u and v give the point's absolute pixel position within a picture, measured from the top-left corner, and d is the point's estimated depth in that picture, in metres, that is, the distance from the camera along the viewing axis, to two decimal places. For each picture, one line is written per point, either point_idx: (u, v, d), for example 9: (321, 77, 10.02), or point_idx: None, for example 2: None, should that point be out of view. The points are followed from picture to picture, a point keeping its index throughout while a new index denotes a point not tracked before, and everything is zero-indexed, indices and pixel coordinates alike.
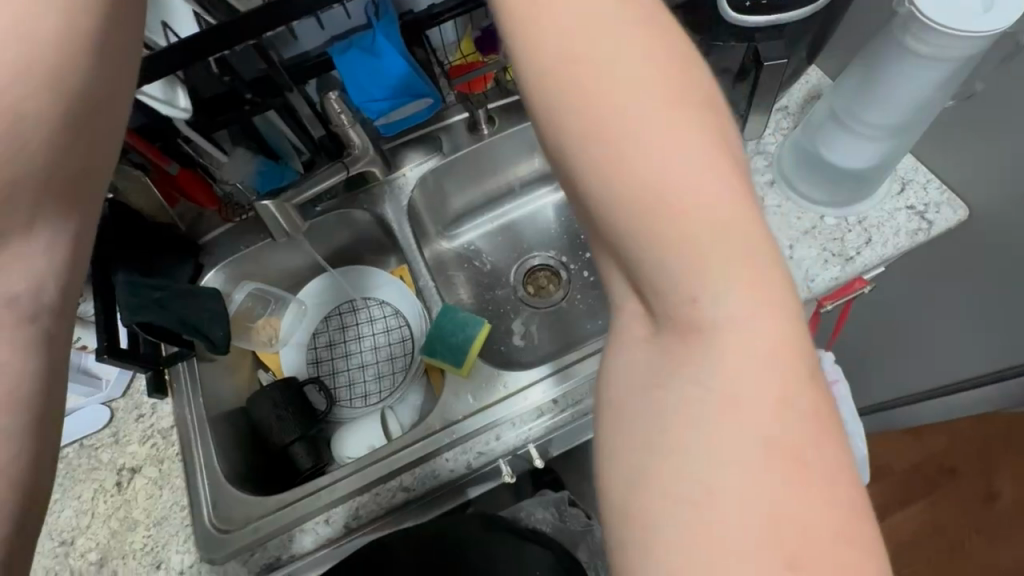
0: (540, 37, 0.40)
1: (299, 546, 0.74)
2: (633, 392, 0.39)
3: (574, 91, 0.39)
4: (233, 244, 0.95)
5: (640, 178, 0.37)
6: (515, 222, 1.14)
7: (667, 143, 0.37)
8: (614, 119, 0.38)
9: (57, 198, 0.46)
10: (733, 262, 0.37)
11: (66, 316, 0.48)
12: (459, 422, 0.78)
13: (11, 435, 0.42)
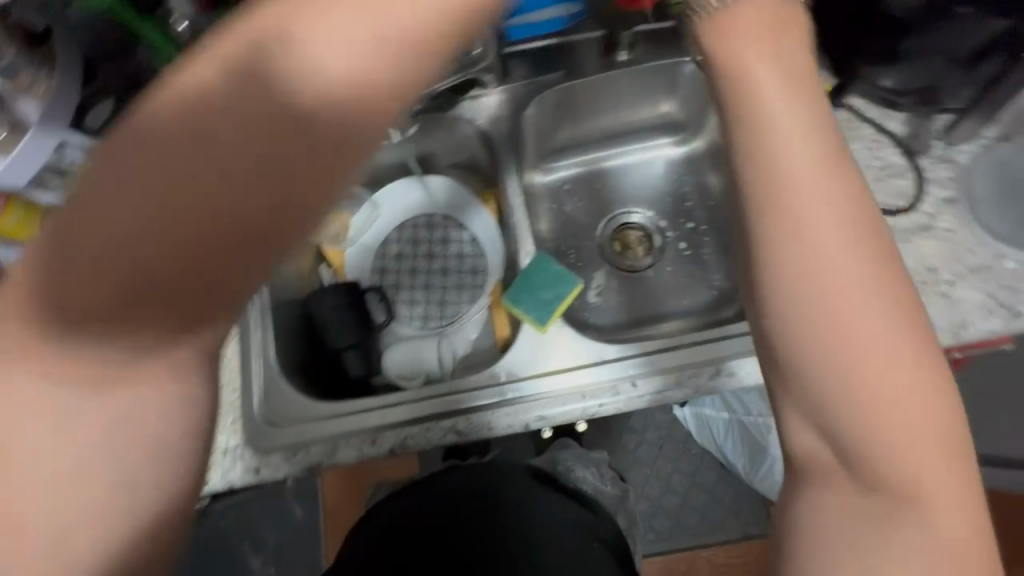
0: (781, 236, 0.46)
1: (342, 458, 0.72)
2: (839, 545, 0.44)
3: (814, 293, 0.45)
4: None
5: (857, 349, 0.44)
6: (617, 169, 1.03)
7: (881, 321, 0.44)
8: (848, 319, 0.44)
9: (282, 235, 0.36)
10: (934, 445, 0.43)
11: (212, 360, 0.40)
12: (526, 379, 0.73)
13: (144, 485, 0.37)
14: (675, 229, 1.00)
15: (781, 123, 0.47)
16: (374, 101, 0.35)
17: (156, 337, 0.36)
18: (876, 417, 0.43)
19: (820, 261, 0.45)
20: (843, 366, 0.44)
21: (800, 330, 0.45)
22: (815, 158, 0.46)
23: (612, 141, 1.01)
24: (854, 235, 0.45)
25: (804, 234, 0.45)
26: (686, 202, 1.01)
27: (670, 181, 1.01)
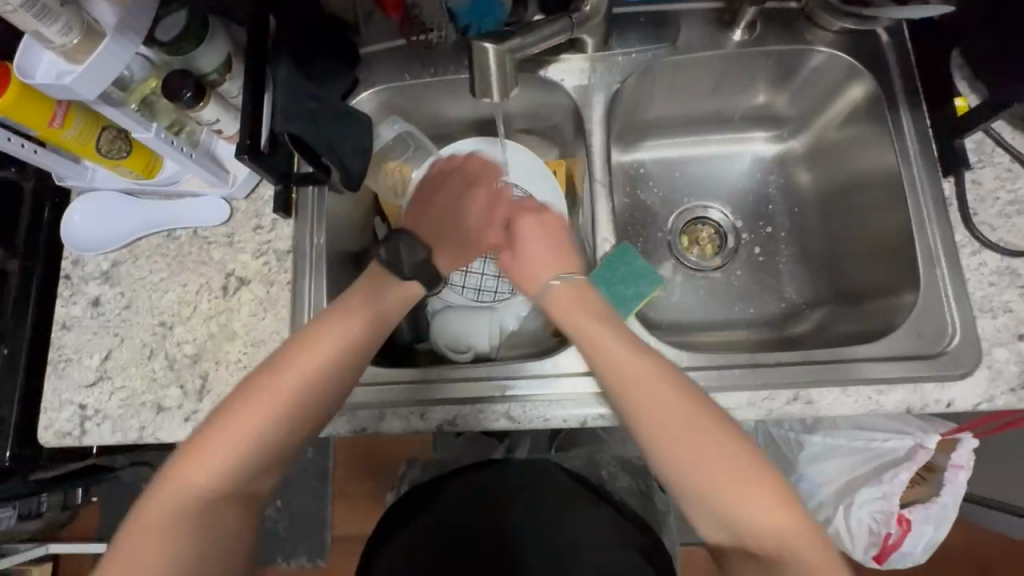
0: (634, 420, 0.59)
1: (387, 428, 0.70)
2: None
3: (655, 440, 0.58)
4: (397, 69, 0.81)
5: (715, 500, 0.56)
6: (699, 159, 0.95)
7: (726, 468, 0.56)
8: (679, 458, 0.57)
9: (290, 421, 0.58)
10: (782, 528, 0.54)
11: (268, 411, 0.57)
12: (587, 376, 0.70)
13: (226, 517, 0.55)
14: (752, 232, 0.93)
15: (606, 351, 0.61)
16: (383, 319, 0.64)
17: (229, 524, 0.56)
18: (746, 539, 0.55)
19: (647, 408, 0.58)
20: (684, 486, 0.57)
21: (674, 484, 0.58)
22: (630, 340, 0.62)
23: (701, 128, 0.93)
24: (696, 414, 0.57)
25: (652, 439, 0.58)
26: (768, 205, 0.93)
27: (756, 179, 0.94)
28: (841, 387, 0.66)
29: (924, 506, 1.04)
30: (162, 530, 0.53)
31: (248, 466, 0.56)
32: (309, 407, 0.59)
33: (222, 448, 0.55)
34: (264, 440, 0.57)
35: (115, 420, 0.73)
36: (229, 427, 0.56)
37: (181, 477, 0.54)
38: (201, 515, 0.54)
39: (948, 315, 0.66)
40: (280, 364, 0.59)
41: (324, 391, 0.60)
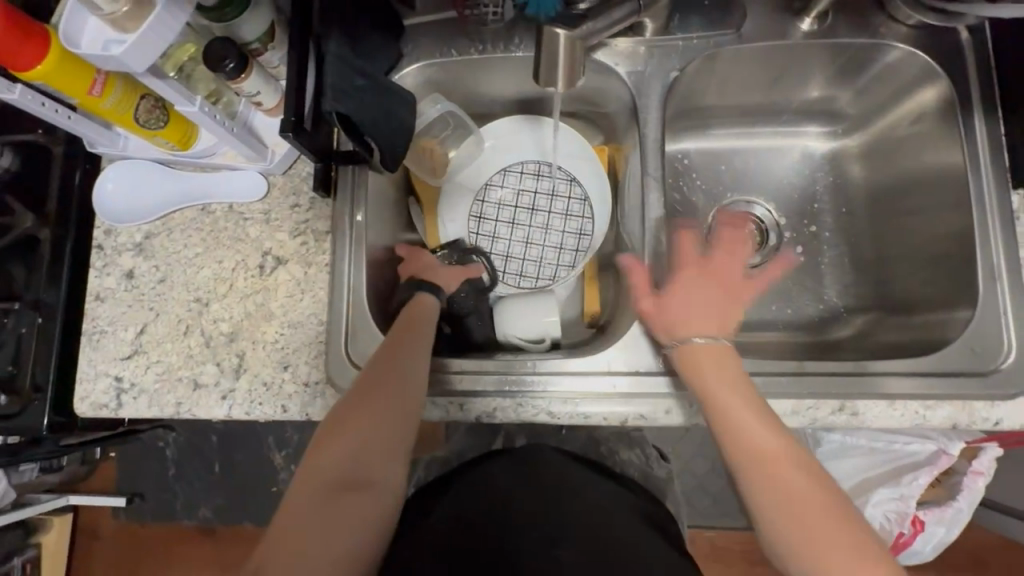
0: (750, 475, 0.58)
1: (426, 416, 0.70)
2: None
3: (772, 497, 0.56)
4: (442, 44, 0.77)
5: (798, 535, 0.55)
6: (747, 153, 0.92)
7: (828, 523, 0.54)
8: (800, 523, 0.55)
9: (390, 385, 0.60)
10: None
11: (368, 386, 0.60)
12: (629, 375, 0.70)
13: (351, 501, 0.54)
14: (795, 230, 0.90)
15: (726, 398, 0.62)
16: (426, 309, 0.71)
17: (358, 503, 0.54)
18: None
19: (773, 461, 0.58)
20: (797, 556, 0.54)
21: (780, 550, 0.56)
22: (748, 394, 0.62)
23: (753, 120, 0.90)
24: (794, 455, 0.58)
25: (767, 493, 0.57)
26: (814, 203, 0.91)
27: (803, 176, 0.91)
28: (888, 401, 0.65)
29: (939, 509, 1.05)
30: (299, 519, 0.52)
31: (371, 449, 0.57)
32: (417, 380, 0.61)
33: (344, 432, 0.57)
34: (382, 417, 0.58)
35: (151, 394, 0.73)
36: (353, 412, 0.58)
37: (314, 468, 0.55)
38: (335, 501, 0.53)
39: (1005, 333, 0.65)
40: (382, 354, 0.63)
41: (416, 356, 0.63)
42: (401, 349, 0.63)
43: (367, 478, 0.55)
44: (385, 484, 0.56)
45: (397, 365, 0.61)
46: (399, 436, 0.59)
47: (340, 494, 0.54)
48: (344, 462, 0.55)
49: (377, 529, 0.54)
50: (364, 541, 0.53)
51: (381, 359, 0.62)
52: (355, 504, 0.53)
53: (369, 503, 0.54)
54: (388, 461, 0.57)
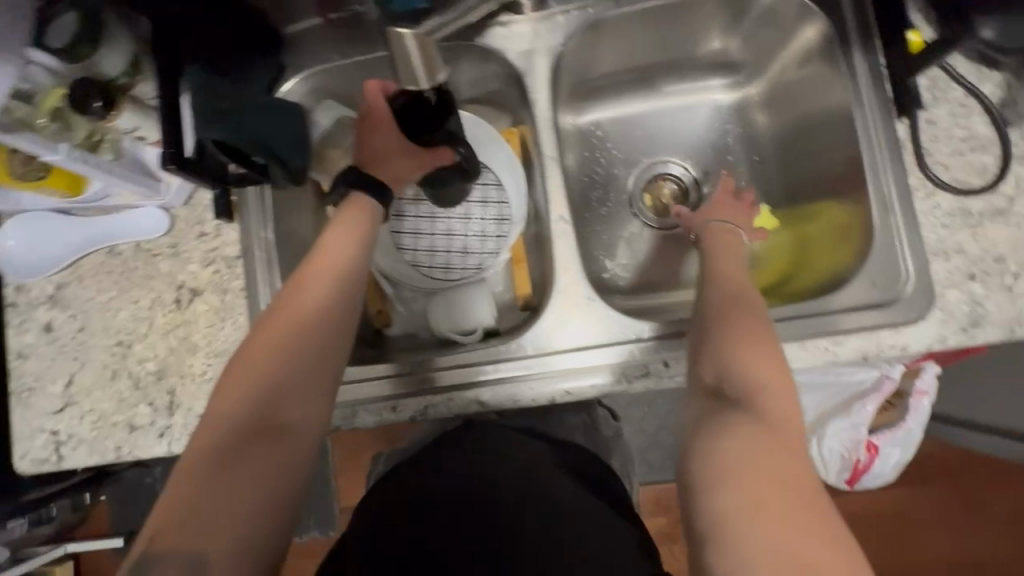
0: (715, 274, 0.67)
1: (362, 423, 0.71)
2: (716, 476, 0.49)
3: (729, 289, 0.64)
4: (325, 50, 0.77)
5: (729, 338, 0.59)
6: (656, 114, 0.92)
7: (759, 319, 0.60)
8: (746, 302, 0.62)
9: (305, 323, 0.59)
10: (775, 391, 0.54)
11: (285, 313, 0.59)
12: (554, 355, 0.71)
13: (258, 449, 0.53)
14: (713, 184, 0.91)
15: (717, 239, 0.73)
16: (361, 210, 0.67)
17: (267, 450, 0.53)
18: (728, 380, 0.56)
19: (731, 273, 0.67)
20: (730, 320, 0.61)
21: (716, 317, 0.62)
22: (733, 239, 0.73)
23: (655, 81, 0.90)
24: (753, 295, 0.63)
25: (724, 284, 0.65)
26: (728, 155, 0.91)
27: (714, 129, 0.92)
28: (799, 342, 0.67)
29: (890, 431, 1.09)
30: (203, 475, 0.50)
31: (280, 398, 0.56)
32: (332, 316, 0.60)
33: (252, 381, 0.55)
34: (294, 364, 0.57)
35: (90, 442, 0.73)
36: (258, 362, 0.56)
37: (217, 422, 0.54)
38: (244, 455, 0.52)
39: (902, 261, 0.67)
40: (289, 296, 0.60)
41: (330, 289, 0.61)
42: (319, 278, 0.62)
43: (280, 427, 0.55)
44: (298, 430, 0.56)
45: (308, 309, 0.59)
46: (315, 381, 0.58)
47: (249, 445, 0.53)
48: (254, 405, 0.55)
49: (295, 476, 0.55)
50: (280, 491, 0.53)
51: (299, 287, 0.61)
52: (266, 455, 0.53)
53: (284, 452, 0.54)
54: (302, 408, 0.57)
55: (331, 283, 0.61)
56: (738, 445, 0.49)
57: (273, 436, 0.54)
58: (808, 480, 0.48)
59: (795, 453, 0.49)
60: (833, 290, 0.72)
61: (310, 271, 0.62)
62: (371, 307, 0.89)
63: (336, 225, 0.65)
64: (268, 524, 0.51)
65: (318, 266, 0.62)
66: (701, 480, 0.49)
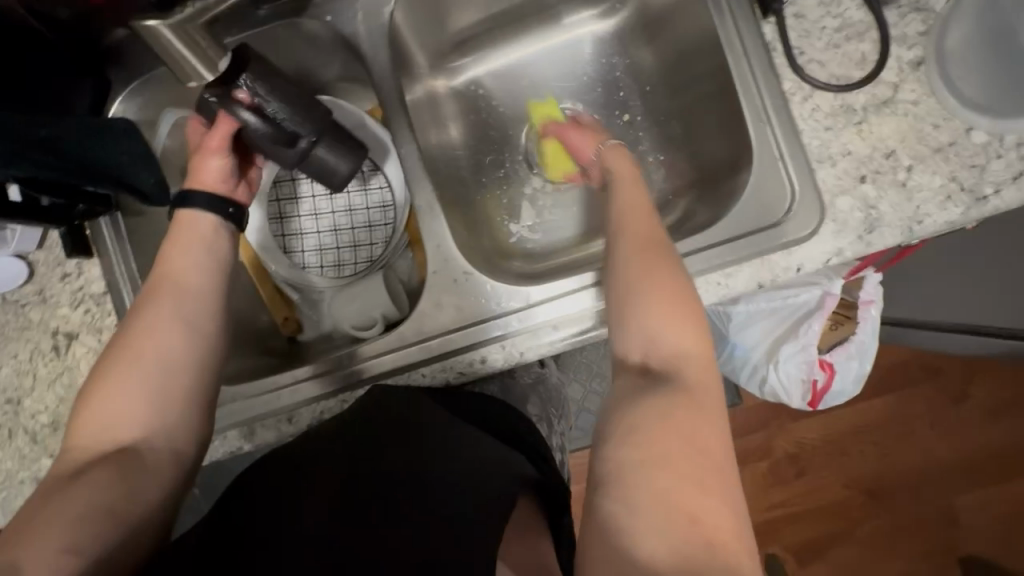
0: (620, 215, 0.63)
1: (260, 440, 0.69)
2: (631, 430, 0.48)
3: (636, 235, 0.60)
4: (148, 57, 0.71)
5: (643, 292, 0.55)
6: (536, 60, 0.86)
7: (670, 270, 0.57)
8: (660, 251, 0.58)
9: (158, 336, 0.55)
10: (682, 349, 0.53)
11: (134, 327, 0.55)
12: (441, 338, 0.68)
13: (114, 466, 0.49)
14: (609, 125, 0.86)
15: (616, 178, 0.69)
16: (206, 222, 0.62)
17: (124, 463, 0.50)
18: (651, 352, 0.54)
19: (638, 214, 0.63)
20: (643, 270, 0.57)
21: (625, 266, 0.58)
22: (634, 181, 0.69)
23: (527, 24, 0.84)
24: (671, 253, 0.58)
25: (627, 231, 0.61)
26: (618, 91, 0.85)
27: (600, 65, 0.85)
28: (689, 280, 0.63)
29: (843, 346, 1.06)
30: (48, 496, 0.47)
31: (136, 413, 0.52)
32: (185, 321, 0.57)
33: (104, 397, 0.52)
34: (148, 376, 0.53)
35: (1, 504, 0.72)
36: (108, 379, 0.53)
37: (75, 444, 0.51)
38: (91, 471, 0.48)
39: (785, 176, 0.62)
40: (143, 311, 0.56)
41: (188, 297, 0.58)
42: (171, 286, 0.58)
43: (136, 438, 0.51)
44: (161, 441, 0.52)
45: (165, 320, 0.56)
46: (177, 393, 0.54)
47: (98, 462, 0.49)
48: (109, 420, 0.51)
49: (161, 483, 0.51)
50: (127, 507, 0.48)
51: (151, 298, 0.57)
52: (113, 469, 0.49)
53: (135, 468, 0.50)
54: (162, 421, 0.53)
55: (192, 295, 0.58)
56: (651, 404, 0.49)
57: (125, 451, 0.50)
58: (718, 446, 0.47)
59: (712, 423, 0.48)
60: (725, 209, 0.66)
61: (168, 287, 0.58)
62: (277, 315, 0.86)
63: (180, 230, 0.61)
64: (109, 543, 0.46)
65: (166, 271, 0.59)
66: (614, 434, 0.49)
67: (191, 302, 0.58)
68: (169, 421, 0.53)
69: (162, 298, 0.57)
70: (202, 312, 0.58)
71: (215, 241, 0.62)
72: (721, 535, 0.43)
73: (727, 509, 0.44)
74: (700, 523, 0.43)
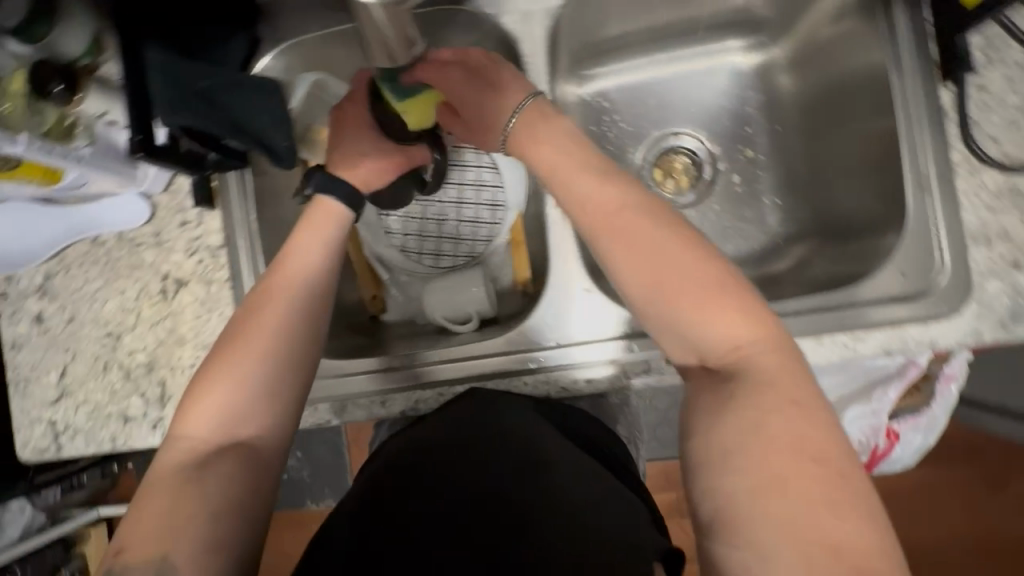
0: (604, 225, 0.56)
1: (351, 417, 0.70)
2: (728, 457, 0.46)
3: (623, 248, 0.55)
4: (303, 19, 0.72)
5: (672, 299, 0.53)
6: (669, 79, 0.84)
7: (689, 266, 0.53)
8: (668, 250, 0.54)
9: (265, 352, 0.57)
10: (741, 338, 0.51)
11: (245, 341, 0.57)
12: (548, 350, 0.69)
13: (228, 471, 0.52)
14: (730, 159, 0.83)
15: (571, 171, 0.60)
16: (326, 224, 0.64)
17: (237, 464, 0.53)
18: (711, 354, 0.52)
19: (621, 214, 0.56)
20: (655, 284, 0.53)
21: (636, 284, 0.54)
22: (601, 168, 0.59)
23: (669, 42, 0.82)
24: (675, 232, 0.55)
25: (620, 241, 0.55)
26: (746, 127, 0.83)
27: (733, 98, 0.83)
28: (816, 337, 0.61)
29: (913, 418, 1.04)
30: (172, 488, 0.51)
31: (244, 413, 0.55)
32: (284, 331, 0.58)
33: (211, 395, 0.55)
34: (252, 374, 0.56)
35: (86, 433, 0.73)
36: (217, 377, 0.55)
37: (185, 438, 0.54)
38: (210, 467, 0.52)
39: (936, 248, 0.60)
40: (250, 311, 0.59)
41: (296, 308, 0.59)
42: (276, 292, 0.60)
43: (244, 438, 0.55)
44: (266, 442, 0.56)
45: (267, 321, 0.58)
46: (280, 394, 0.57)
47: (213, 457, 0.53)
48: (218, 424, 0.54)
49: (270, 479, 0.55)
50: (247, 506, 0.52)
51: (255, 304, 0.59)
52: (229, 466, 0.53)
53: (249, 465, 0.54)
54: (269, 422, 0.56)
55: (294, 292, 0.60)
56: (749, 425, 0.46)
57: (237, 448, 0.54)
58: (831, 447, 0.45)
59: (819, 423, 0.46)
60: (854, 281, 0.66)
61: (273, 283, 0.60)
62: (366, 290, 0.85)
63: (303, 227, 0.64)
64: (236, 538, 0.51)
65: (275, 281, 0.60)
66: (707, 460, 0.47)
67: (294, 308, 0.59)
68: (268, 427, 0.56)
69: (267, 307, 0.59)
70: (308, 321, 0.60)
71: (326, 249, 0.63)
72: (863, 558, 0.41)
73: (856, 519, 0.42)
74: (838, 548, 0.41)
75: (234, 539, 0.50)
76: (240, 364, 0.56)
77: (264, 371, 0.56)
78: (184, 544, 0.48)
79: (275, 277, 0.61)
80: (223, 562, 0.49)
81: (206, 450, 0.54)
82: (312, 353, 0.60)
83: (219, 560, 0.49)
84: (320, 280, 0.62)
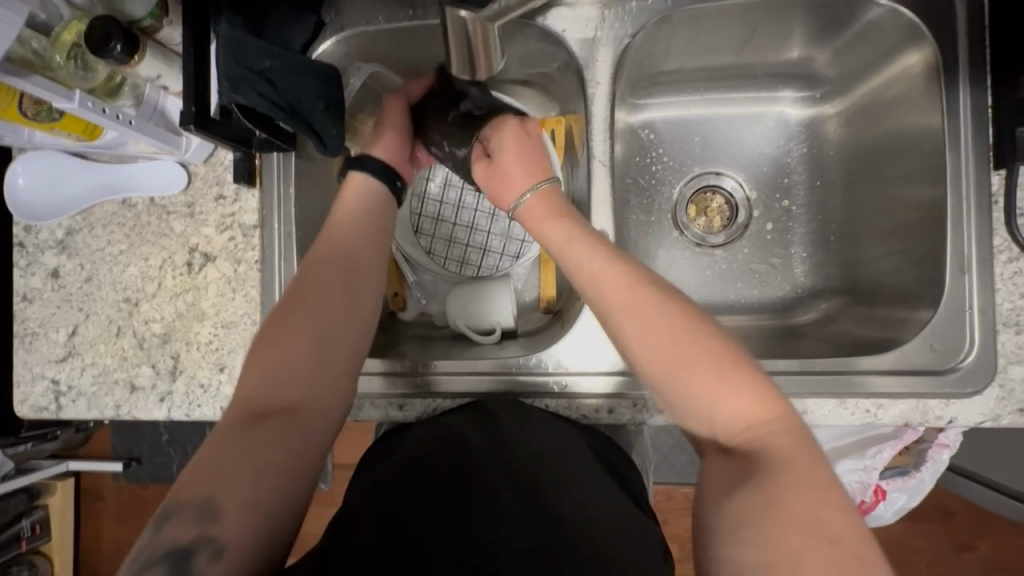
0: (599, 298, 0.57)
1: (365, 415, 0.70)
2: (734, 522, 0.42)
3: (615, 315, 0.55)
4: (370, 11, 0.71)
5: (671, 377, 0.50)
6: (720, 119, 0.84)
7: (677, 334, 0.51)
8: (652, 316, 0.53)
9: (311, 318, 0.56)
10: (735, 406, 0.48)
11: (299, 310, 0.56)
12: (572, 377, 0.69)
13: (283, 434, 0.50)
14: (767, 207, 0.84)
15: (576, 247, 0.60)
16: (383, 222, 0.67)
17: (294, 428, 0.51)
18: (721, 431, 0.48)
19: (609, 285, 0.56)
20: (643, 356, 0.52)
21: (631, 354, 0.53)
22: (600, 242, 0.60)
23: (724, 84, 0.82)
24: (659, 304, 0.53)
25: (611, 310, 0.55)
26: (787, 176, 0.84)
27: (778, 147, 0.84)
28: (839, 399, 0.62)
29: (901, 478, 1.05)
30: (225, 443, 0.48)
31: (298, 377, 0.53)
32: (342, 304, 0.58)
33: (269, 354, 0.54)
34: (306, 337, 0.55)
35: (90, 397, 0.71)
36: (272, 345, 0.54)
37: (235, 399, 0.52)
38: (264, 424, 0.50)
39: (969, 329, 0.62)
40: (305, 283, 0.59)
41: (349, 285, 0.60)
42: (333, 267, 0.60)
43: (300, 402, 0.52)
44: (318, 407, 0.53)
45: (322, 288, 0.58)
46: (329, 364, 0.55)
47: (264, 419, 0.50)
48: (269, 387, 0.52)
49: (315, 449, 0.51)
50: (293, 469, 0.49)
51: (310, 274, 0.59)
52: (280, 429, 0.50)
53: (303, 428, 0.51)
54: (322, 388, 0.54)
55: (347, 264, 0.61)
56: (767, 493, 0.42)
57: (294, 411, 0.52)
58: (846, 530, 0.40)
59: (829, 499, 0.41)
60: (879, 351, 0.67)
61: (326, 255, 0.61)
62: (389, 287, 0.85)
63: (358, 206, 0.66)
64: (285, 501, 0.47)
65: (330, 258, 0.61)
66: (721, 528, 0.42)
67: (347, 283, 0.60)
68: (323, 400, 0.54)
69: (326, 278, 0.59)
70: (356, 298, 0.59)
71: (380, 242, 0.65)
72: None
73: None
74: None
75: (286, 503, 0.47)
76: (296, 335, 0.55)
77: (315, 341, 0.55)
78: (232, 496, 0.45)
79: (330, 256, 0.61)
80: (266, 530, 0.45)
81: (257, 411, 0.51)
82: (367, 321, 0.60)
83: (263, 522, 0.45)
84: (371, 258, 0.64)
